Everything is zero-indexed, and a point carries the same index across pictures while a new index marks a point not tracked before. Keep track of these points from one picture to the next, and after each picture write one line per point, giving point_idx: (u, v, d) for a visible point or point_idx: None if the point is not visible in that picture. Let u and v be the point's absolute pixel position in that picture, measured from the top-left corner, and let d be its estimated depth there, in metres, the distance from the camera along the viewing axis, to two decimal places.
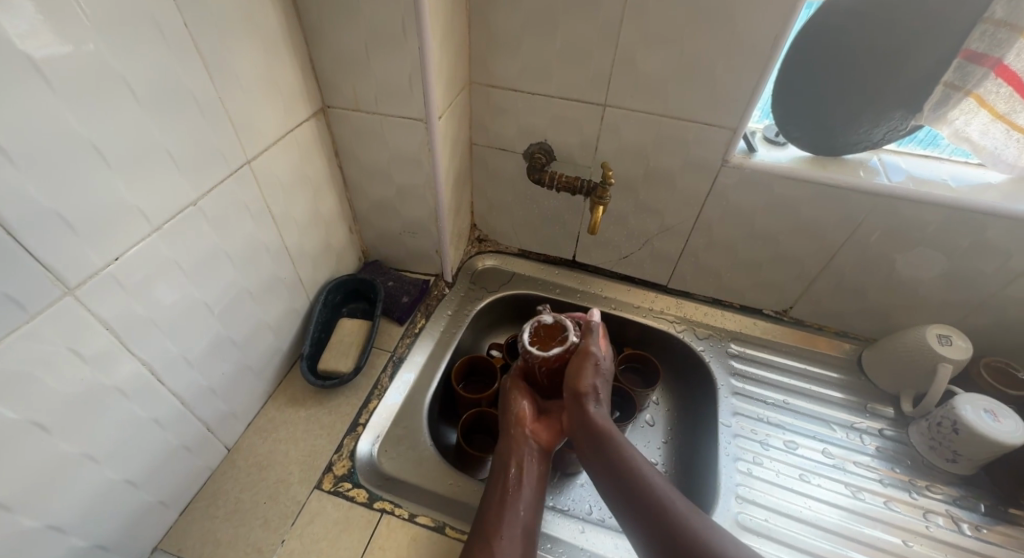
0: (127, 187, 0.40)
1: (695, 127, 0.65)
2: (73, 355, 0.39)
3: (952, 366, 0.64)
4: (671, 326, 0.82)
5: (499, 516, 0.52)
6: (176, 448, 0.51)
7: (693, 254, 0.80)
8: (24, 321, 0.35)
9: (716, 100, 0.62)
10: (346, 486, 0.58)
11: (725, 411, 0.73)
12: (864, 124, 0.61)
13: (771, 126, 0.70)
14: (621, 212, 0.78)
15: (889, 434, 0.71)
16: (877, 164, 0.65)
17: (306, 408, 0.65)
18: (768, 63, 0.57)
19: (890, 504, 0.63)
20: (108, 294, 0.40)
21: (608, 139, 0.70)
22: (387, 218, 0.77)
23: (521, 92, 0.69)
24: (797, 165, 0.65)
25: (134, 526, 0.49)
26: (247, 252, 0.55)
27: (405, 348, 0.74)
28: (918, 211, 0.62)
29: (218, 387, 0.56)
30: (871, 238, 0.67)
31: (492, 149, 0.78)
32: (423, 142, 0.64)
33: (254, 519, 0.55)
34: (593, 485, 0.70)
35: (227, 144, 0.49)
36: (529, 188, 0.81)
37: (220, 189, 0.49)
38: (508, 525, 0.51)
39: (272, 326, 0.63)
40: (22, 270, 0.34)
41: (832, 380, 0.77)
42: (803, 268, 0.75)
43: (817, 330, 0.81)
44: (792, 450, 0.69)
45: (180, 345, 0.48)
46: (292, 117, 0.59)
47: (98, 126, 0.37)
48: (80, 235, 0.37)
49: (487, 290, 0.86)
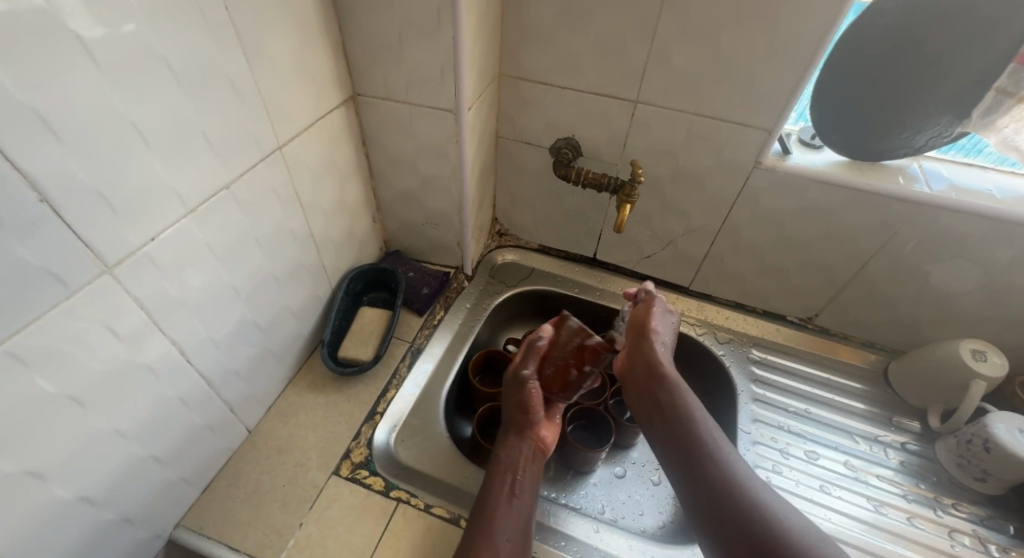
0: (165, 167, 0.40)
1: (729, 127, 0.63)
2: (108, 333, 0.39)
3: (986, 383, 0.62)
4: (692, 328, 0.81)
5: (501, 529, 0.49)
6: (200, 427, 0.52)
7: (717, 257, 0.78)
8: (64, 298, 0.35)
9: (754, 100, 0.60)
10: (363, 473, 0.59)
11: (745, 418, 0.72)
12: (906, 129, 0.59)
13: (806, 128, 0.68)
14: (647, 212, 0.77)
15: (913, 448, 0.69)
16: (917, 171, 0.63)
17: (324, 394, 0.66)
18: (811, 64, 0.55)
19: (913, 521, 0.62)
20: (143, 275, 0.41)
21: (637, 137, 0.69)
22: (410, 209, 0.77)
23: (551, 85, 0.69)
24: (832, 169, 0.64)
25: (159, 502, 0.50)
26: (275, 237, 0.56)
27: (424, 339, 0.74)
28: (959, 221, 0.60)
29: (241, 369, 0.56)
30: (906, 248, 0.65)
31: (518, 143, 0.77)
32: (451, 133, 0.64)
33: (272, 501, 0.56)
34: (606, 484, 0.70)
35: (259, 128, 0.49)
36: (553, 184, 0.80)
37: (252, 173, 0.50)
38: (510, 524, 0.50)
39: (295, 311, 0.63)
40: (63, 247, 0.35)
41: (855, 391, 0.75)
42: (832, 275, 0.73)
43: (841, 339, 0.80)
44: (813, 461, 0.67)
45: (208, 327, 0.49)
46: (323, 103, 0.59)
47: (138, 107, 0.37)
48: (118, 214, 0.38)
49: (506, 285, 0.86)
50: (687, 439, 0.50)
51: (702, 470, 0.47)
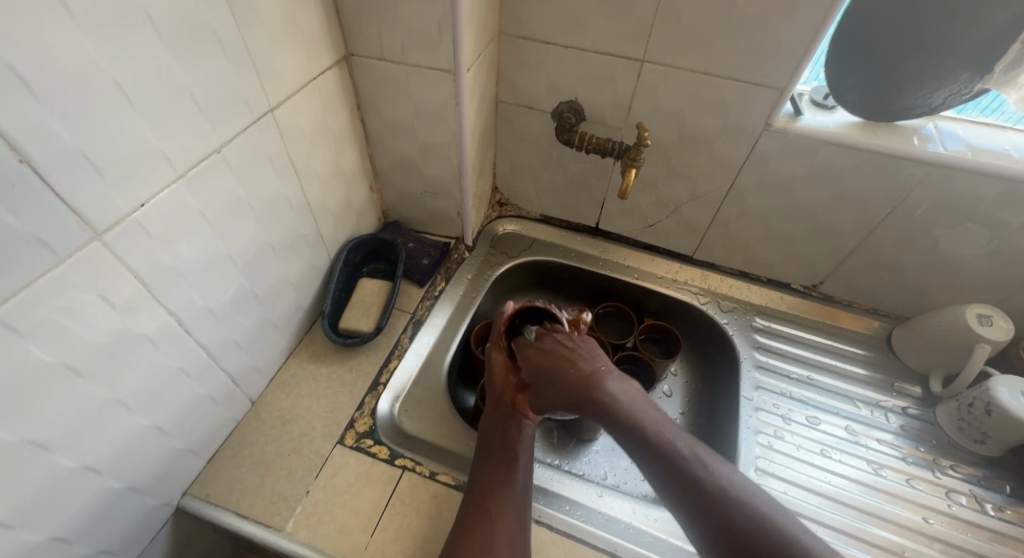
0: (152, 131, 0.39)
1: (740, 87, 0.61)
2: (102, 303, 0.38)
3: (990, 347, 0.62)
4: (694, 298, 0.81)
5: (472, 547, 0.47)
6: (202, 398, 0.52)
7: (722, 225, 0.77)
8: (54, 266, 0.34)
9: (767, 57, 0.57)
10: (368, 443, 0.59)
11: (747, 385, 0.72)
12: (922, 89, 0.57)
13: (819, 88, 0.66)
14: (651, 177, 0.76)
15: (913, 412, 0.69)
16: (932, 131, 0.61)
17: (327, 365, 0.65)
18: (828, 18, 0.53)
19: (911, 482, 0.63)
20: (135, 242, 0.39)
21: (643, 99, 0.67)
22: (409, 177, 0.75)
23: (552, 44, 0.66)
24: (844, 130, 0.62)
25: (165, 472, 0.50)
26: (271, 205, 0.54)
27: (425, 311, 0.73)
28: (973, 183, 0.59)
29: (242, 340, 0.56)
30: (916, 213, 0.64)
31: (520, 107, 0.75)
32: (450, 95, 0.62)
33: (278, 470, 0.56)
34: (609, 451, 0.70)
35: (249, 89, 0.47)
36: (555, 150, 0.78)
37: (243, 136, 0.48)
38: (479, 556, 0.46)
39: (294, 282, 0.62)
40: (51, 212, 0.33)
41: (858, 356, 0.75)
42: (839, 242, 0.72)
43: (845, 306, 0.79)
44: (814, 426, 0.68)
45: (205, 298, 0.48)
46: (316, 64, 0.56)
47: (122, 63, 0.35)
48: (104, 178, 0.36)
49: (507, 255, 0.85)
50: (665, 454, 0.46)
51: (686, 484, 0.44)
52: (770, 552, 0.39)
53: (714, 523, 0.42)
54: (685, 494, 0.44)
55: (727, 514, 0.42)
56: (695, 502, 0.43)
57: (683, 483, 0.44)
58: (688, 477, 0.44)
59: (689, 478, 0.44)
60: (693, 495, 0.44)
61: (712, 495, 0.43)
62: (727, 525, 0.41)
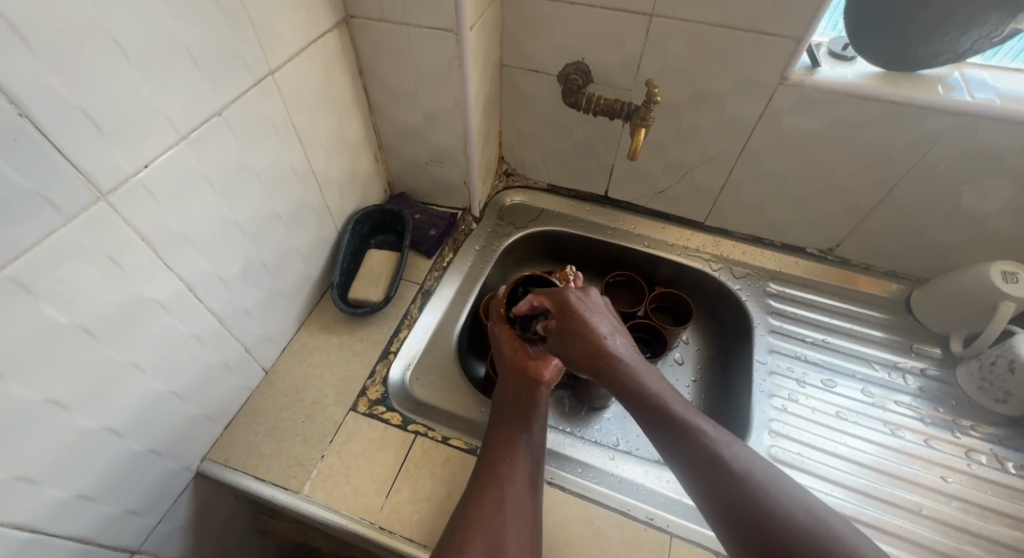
0: (151, 90, 0.38)
1: (753, 39, 0.58)
2: (112, 265, 0.38)
3: (1015, 304, 0.60)
4: (706, 264, 0.79)
5: (484, 536, 0.45)
6: (215, 364, 0.52)
7: (735, 188, 0.75)
8: (60, 224, 0.34)
9: (783, 4, 0.55)
10: (380, 409, 0.59)
11: (760, 349, 0.71)
12: (949, 32, 0.54)
13: (837, 39, 0.64)
14: (661, 140, 0.74)
15: (932, 374, 0.68)
16: (958, 80, 0.59)
17: (337, 336, 0.66)
18: None
19: (930, 442, 0.62)
20: (141, 204, 0.39)
21: (653, 57, 0.65)
22: (414, 146, 0.74)
23: (557, 1, 0.63)
24: (865, 82, 0.59)
25: (182, 436, 0.51)
26: (275, 172, 0.54)
27: (434, 281, 0.73)
28: (1000, 133, 0.56)
29: (253, 309, 0.56)
30: (939, 168, 0.62)
31: (525, 71, 0.73)
32: (452, 57, 0.60)
33: (293, 435, 0.57)
34: (621, 418, 0.70)
35: (248, 50, 0.46)
36: (562, 115, 0.76)
37: (243, 100, 0.47)
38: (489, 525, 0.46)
39: (302, 253, 0.62)
40: (54, 169, 0.33)
41: (875, 320, 0.74)
42: (857, 202, 0.70)
43: (862, 270, 0.77)
44: (829, 389, 0.67)
45: (214, 265, 0.48)
46: (315, 26, 0.55)
47: (116, 17, 0.34)
48: (106, 136, 0.36)
49: (515, 226, 0.84)
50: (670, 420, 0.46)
51: (689, 450, 0.44)
52: (778, 523, 0.38)
53: (717, 490, 0.41)
54: (688, 460, 0.43)
55: (736, 485, 0.41)
56: (697, 467, 0.43)
57: (687, 449, 0.44)
58: (691, 444, 0.44)
59: (693, 445, 0.44)
60: (696, 460, 0.43)
61: (725, 476, 0.42)
62: (730, 492, 0.41)
